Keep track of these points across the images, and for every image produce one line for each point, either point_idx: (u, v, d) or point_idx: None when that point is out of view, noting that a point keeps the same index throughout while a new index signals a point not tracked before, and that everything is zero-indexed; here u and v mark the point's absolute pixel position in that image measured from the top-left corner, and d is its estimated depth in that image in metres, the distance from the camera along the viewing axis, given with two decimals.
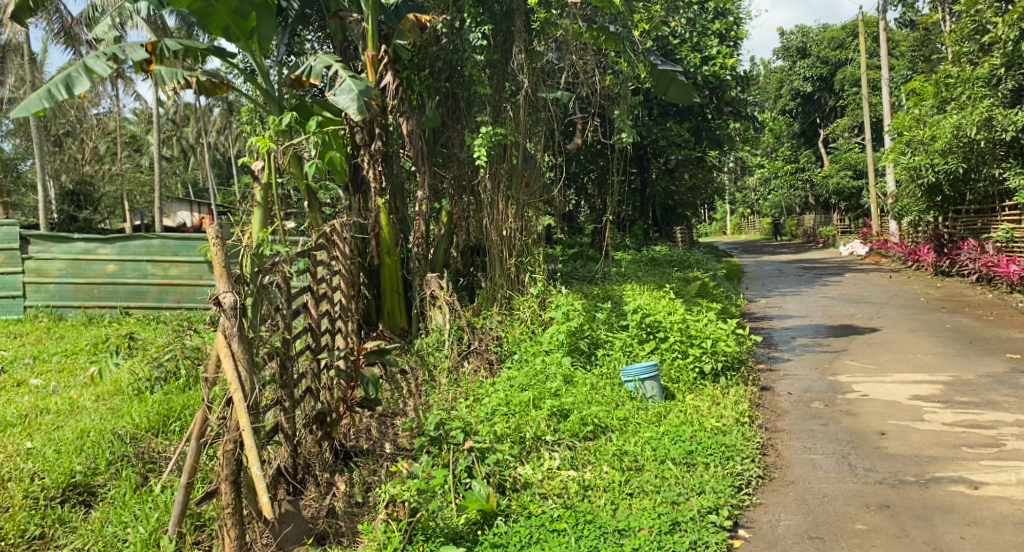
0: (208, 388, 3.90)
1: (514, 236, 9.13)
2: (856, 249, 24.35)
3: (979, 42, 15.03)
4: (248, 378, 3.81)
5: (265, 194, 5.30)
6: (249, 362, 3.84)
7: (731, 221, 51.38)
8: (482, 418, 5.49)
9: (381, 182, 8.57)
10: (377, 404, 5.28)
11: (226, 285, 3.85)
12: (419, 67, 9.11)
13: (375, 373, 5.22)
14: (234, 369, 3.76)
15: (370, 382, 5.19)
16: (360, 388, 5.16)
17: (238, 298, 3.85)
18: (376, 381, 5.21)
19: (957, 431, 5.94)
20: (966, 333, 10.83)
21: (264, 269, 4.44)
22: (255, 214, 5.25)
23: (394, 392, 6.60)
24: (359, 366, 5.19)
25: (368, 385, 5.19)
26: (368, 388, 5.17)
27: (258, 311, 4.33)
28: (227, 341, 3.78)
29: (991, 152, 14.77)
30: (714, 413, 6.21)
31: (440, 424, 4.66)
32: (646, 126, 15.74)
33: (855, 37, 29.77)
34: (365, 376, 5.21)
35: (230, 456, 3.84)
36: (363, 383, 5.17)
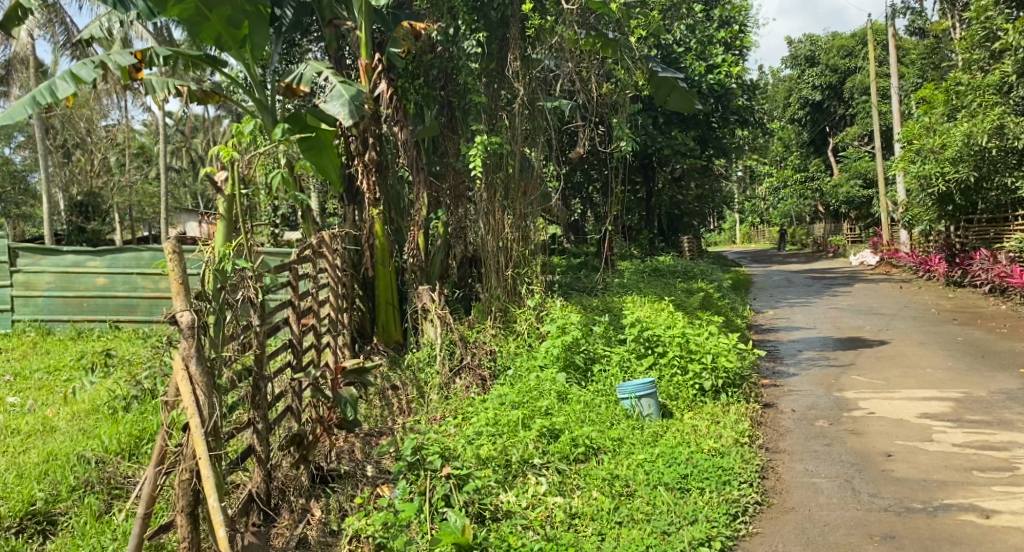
0: (166, 412, 3.73)
1: (512, 247, 8.90)
2: (866, 259, 24.04)
3: (990, 49, 14.77)
4: (206, 402, 3.63)
5: (228, 206, 4.98)
6: (209, 386, 3.68)
7: (740, 230, 51.07)
8: (467, 439, 5.27)
9: (375, 193, 8.46)
10: (356, 426, 5.07)
11: (184, 303, 3.68)
12: (413, 76, 8.85)
13: (354, 393, 5.01)
14: (192, 393, 3.60)
15: (348, 402, 4.98)
16: (338, 410, 4.95)
17: (197, 317, 3.69)
18: (355, 401, 4.99)
19: (968, 453, 5.67)
20: (978, 346, 10.55)
21: (230, 285, 4.24)
22: (219, 226, 4.92)
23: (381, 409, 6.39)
24: (337, 386, 5.01)
25: (347, 406, 4.98)
26: (347, 410, 4.95)
27: (220, 330, 4.10)
28: (184, 363, 3.61)
29: (1003, 161, 14.49)
30: (712, 433, 5.96)
31: (417, 449, 4.57)
32: (651, 135, 15.51)
33: (865, 46, 29.54)
34: (343, 395, 5.01)
35: (187, 486, 3.67)
36: (341, 404, 4.97)
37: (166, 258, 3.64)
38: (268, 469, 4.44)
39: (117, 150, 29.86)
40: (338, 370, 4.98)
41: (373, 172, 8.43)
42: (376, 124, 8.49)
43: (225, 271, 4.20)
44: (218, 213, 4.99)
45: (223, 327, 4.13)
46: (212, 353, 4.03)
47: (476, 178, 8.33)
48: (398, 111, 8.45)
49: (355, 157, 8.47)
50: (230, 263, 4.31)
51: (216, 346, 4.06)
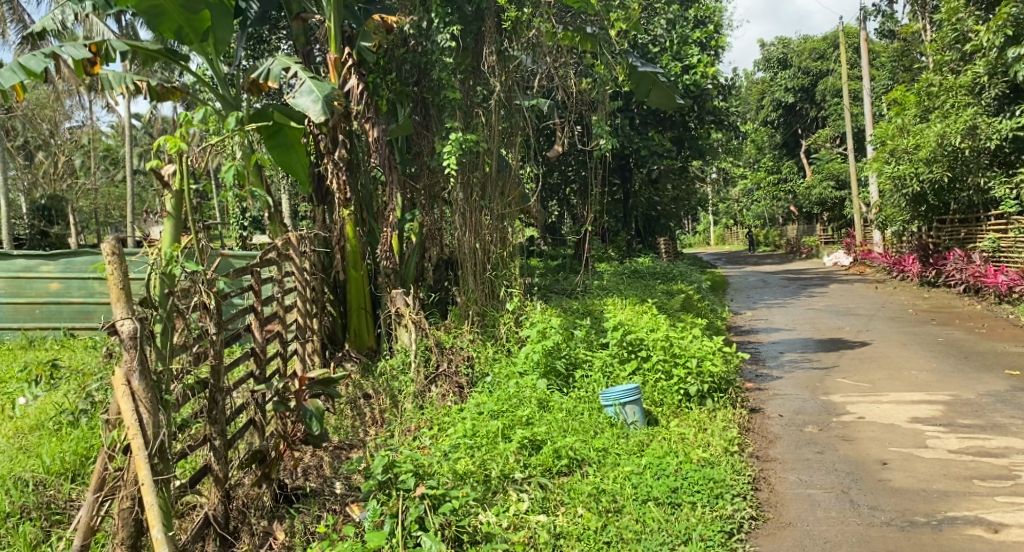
0: (106, 433, 3.59)
1: (489, 248, 8.58)
2: (840, 259, 24.02)
3: (961, 50, 14.71)
4: (151, 421, 3.51)
5: (176, 203, 4.54)
6: (153, 404, 3.53)
7: (714, 231, 51.18)
8: (443, 452, 4.95)
9: (346, 192, 8.11)
10: (324, 440, 4.64)
11: (125, 310, 3.48)
12: (385, 71, 8.57)
13: (321, 405, 4.56)
14: (134, 411, 3.45)
15: (314, 414, 4.52)
16: (302, 423, 4.50)
17: (139, 325, 3.49)
18: (322, 414, 4.54)
19: (965, 460, 5.45)
20: (959, 347, 10.40)
21: (180, 291, 3.92)
22: (164, 227, 4.53)
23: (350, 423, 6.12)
24: (303, 397, 4.58)
25: (313, 419, 4.53)
26: (311, 423, 4.51)
27: (168, 341, 3.76)
28: (125, 378, 3.47)
29: (975, 161, 14.36)
30: (700, 442, 5.67)
31: (389, 466, 4.23)
32: (628, 136, 15.27)
33: (837, 48, 29.58)
34: (309, 407, 4.56)
35: (128, 515, 3.58)
36: (306, 417, 4.51)
37: (105, 263, 3.42)
38: (226, 489, 4.11)
39: (82, 152, 29.11)
40: (303, 380, 4.55)
41: (344, 170, 8.09)
42: (347, 121, 8.12)
43: (174, 275, 3.87)
44: (166, 210, 4.56)
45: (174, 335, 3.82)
46: (159, 366, 3.72)
47: (451, 177, 8.03)
48: (371, 107, 8.13)
49: (325, 155, 8.11)
50: (177, 265, 3.88)
51: (164, 358, 3.76)
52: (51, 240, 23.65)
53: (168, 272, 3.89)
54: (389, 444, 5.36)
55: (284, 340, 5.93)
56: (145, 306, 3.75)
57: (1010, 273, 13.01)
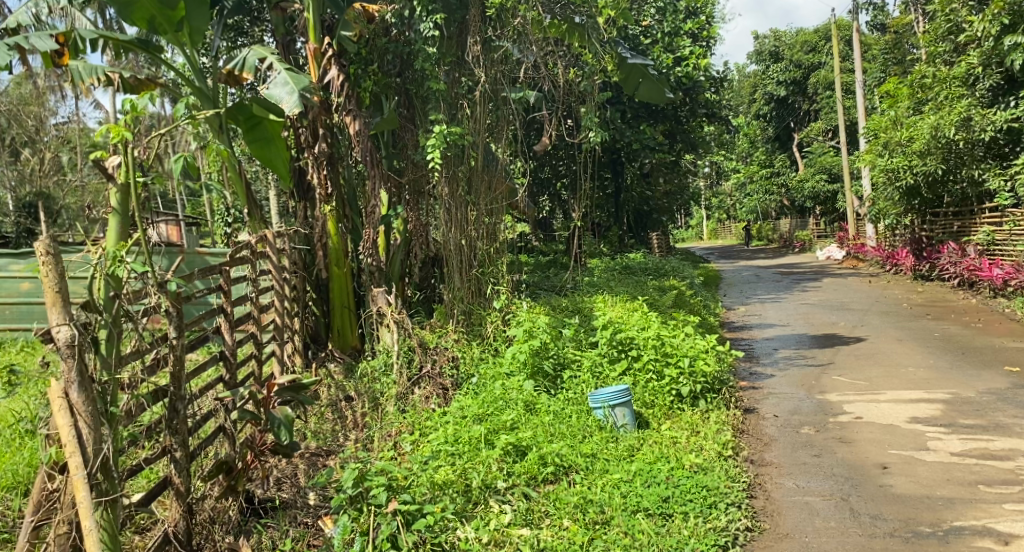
0: (45, 449, 3.40)
1: (476, 244, 8.30)
2: (833, 253, 23.83)
3: (954, 41, 14.55)
4: (92, 436, 3.31)
5: (123, 199, 4.14)
6: (94, 418, 3.33)
7: (707, 226, 51.05)
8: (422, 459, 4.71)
9: (326, 187, 7.89)
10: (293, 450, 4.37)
11: (60, 314, 3.25)
12: (367, 61, 8.21)
13: (289, 413, 4.34)
14: (72, 426, 3.26)
15: (283, 422, 4.30)
16: (270, 432, 4.28)
17: (77, 331, 3.28)
18: (290, 422, 4.32)
19: (969, 463, 5.22)
20: (956, 342, 10.20)
21: (127, 292, 3.61)
22: (109, 224, 4.12)
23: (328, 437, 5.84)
24: (270, 404, 4.39)
25: (281, 427, 4.32)
26: (280, 431, 4.28)
27: (114, 347, 3.51)
28: (63, 391, 3.27)
29: (970, 153, 14.17)
30: (693, 446, 5.43)
31: (360, 479, 3.99)
32: (619, 129, 15.03)
33: (829, 41, 29.41)
34: (277, 415, 4.34)
35: (66, 540, 3.39)
36: (274, 426, 4.29)
37: (39, 263, 3.16)
38: (188, 504, 3.85)
39: (69, 148, 28.83)
40: (271, 386, 4.36)
41: (324, 165, 7.89)
42: (327, 113, 7.88)
43: (119, 277, 3.52)
44: (111, 206, 4.14)
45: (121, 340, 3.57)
46: (104, 376, 3.46)
47: (435, 172, 7.73)
48: (353, 100, 7.85)
49: (305, 149, 7.93)
50: (122, 266, 3.51)
51: (110, 367, 3.50)
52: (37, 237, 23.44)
53: (115, 274, 3.53)
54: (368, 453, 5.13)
55: (259, 341, 5.67)
56: (89, 310, 3.45)
57: (1005, 266, 12.81)
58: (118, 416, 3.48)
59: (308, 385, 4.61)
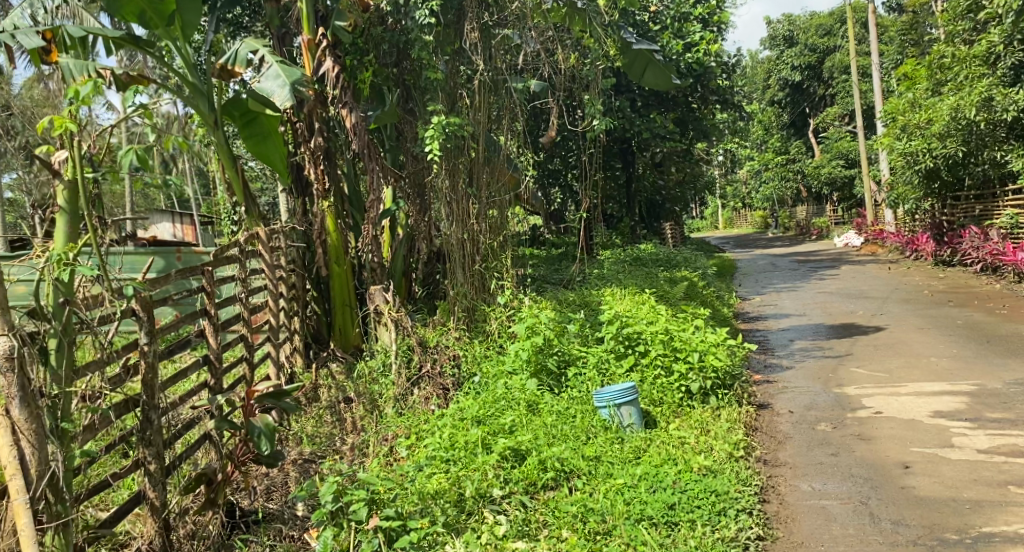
0: None
1: (480, 237, 8.07)
2: (851, 240, 23.41)
3: (974, 20, 14.14)
4: (35, 456, 3.21)
5: (70, 197, 3.96)
6: (39, 435, 3.23)
7: (722, 215, 50.59)
8: (414, 468, 4.50)
9: (324, 183, 7.64)
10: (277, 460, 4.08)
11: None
12: (362, 52, 7.91)
13: (270, 421, 4.04)
14: (14, 445, 3.17)
15: (263, 432, 3.98)
16: (249, 442, 3.97)
17: (19, 342, 3.18)
18: (271, 432, 4.01)
19: (998, 461, 4.93)
20: (979, 330, 9.83)
21: (81, 299, 3.52)
22: (57, 226, 3.95)
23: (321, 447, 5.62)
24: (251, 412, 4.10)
25: (262, 437, 4.01)
26: (260, 442, 3.98)
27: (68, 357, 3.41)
28: (3, 408, 3.17)
29: (991, 134, 13.76)
30: (702, 447, 5.18)
31: (340, 493, 3.87)
32: (628, 118, 14.71)
33: (843, 24, 28.87)
34: (257, 424, 4.05)
35: None
36: (253, 436, 3.97)
37: None
38: (166, 520, 3.64)
39: None
40: (251, 393, 4.08)
41: (321, 159, 7.64)
42: (322, 105, 7.61)
43: (67, 282, 3.44)
44: (58, 205, 3.98)
45: (73, 351, 3.48)
46: (55, 390, 3.37)
47: (433, 165, 7.48)
48: (349, 91, 7.50)
49: (301, 143, 7.71)
50: (68, 269, 3.45)
51: (60, 380, 3.40)
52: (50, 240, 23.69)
53: (69, 282, 3.48)
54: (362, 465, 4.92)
55: (250, 344, 5.47)
56: (38, 319, 3.35)
57: None
58: (70, 431, 3.37)
59: (291, 391, 4.33)
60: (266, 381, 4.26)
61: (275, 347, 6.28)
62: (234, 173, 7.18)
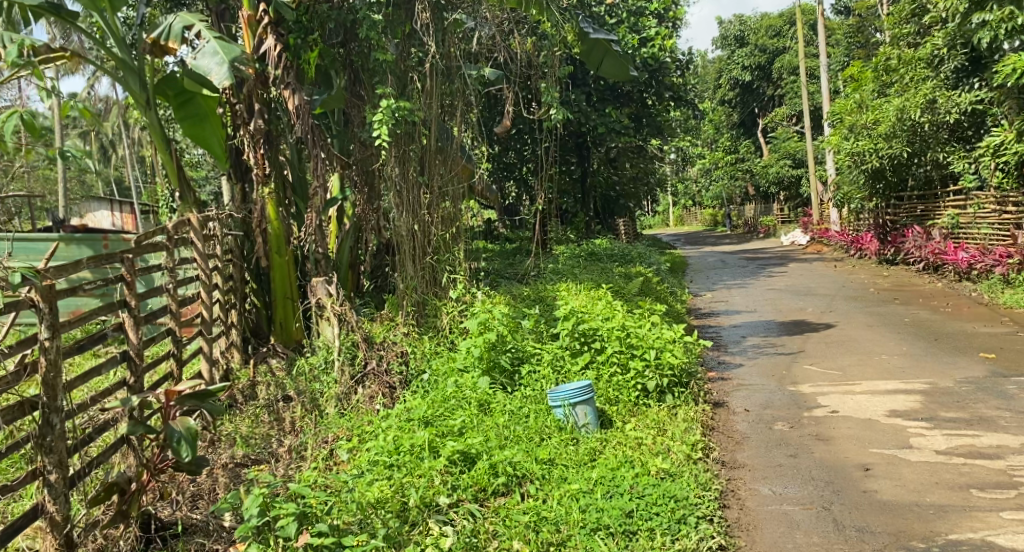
0: None
1: (430, 228, 7.76)
2: (798, 239, 23.67)
3: (919, 23, 14.29)
4: None
5: None
6: None
7: (672, 213, 50.95)
8: (354, 478, 4.19)
9: (264, 168, 7.23)
10: (202, 466, 3.73)
11: None
12: (307, 30, 7.48)
13: (192, 425, 3.61)
14: None
15: (183, 437, 3.55)
16: (168, 448, 3.54)
17: None
18: (193, 436, 3.58)
19: (956, 463, 4.80)
20: (927, 328, 9.84)
21: None
22: None
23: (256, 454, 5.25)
24: (170, 416, 3.73)
25: (182, 442, 3.58)
26: (180, 447, 3.54)
27: None
28: None
29: (934, 136, 13.90)
30: (660, 448, 4.97)
31: (267, 506, 3.56)
32: (583, 111, 14.54)
33: (792, 25, 29.21)
34: (177, 428, 3.61)
35: None
36: (173, 441, 3.54)
37: None
38: (69, 536, 3.31)
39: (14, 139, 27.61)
40: (171, 395, 3.72)
41: (261, 143, 7.24)
42: (264, 87, 7.26)
43: None
44: None
45: None
46: None
47: (381, 151, 7.12)
48: (292, 71, 7.06)
49: (241, 126, 7.28)
50: None
51: None
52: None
53: None
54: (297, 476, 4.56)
55: (179, 338, 5.22)
56: None
57: (971, 249, 12.55)
58: None
59: (220, 390, 3.98)
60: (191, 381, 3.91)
61: (208, 341, 5.92)
62: (167, 156, 6.86)
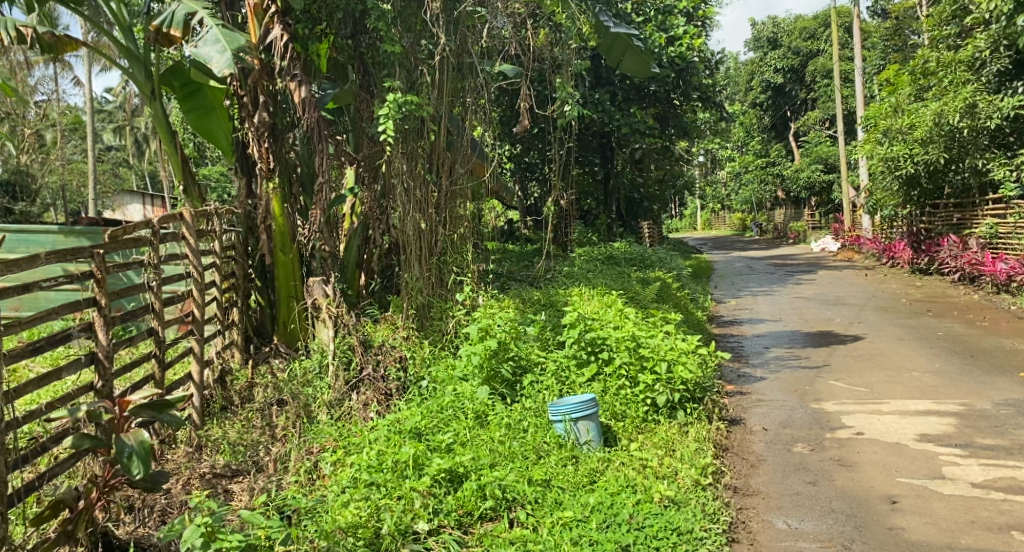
0: None
1: (437, 230, 7.43)
2: (828, 246, 23.07)
3: (960, 24, 13.73)
4: None
5: None
6: None
7: (700, 216, 50.30)
8: (326, 507, 4.03)
9: (269, 162, 6.88)
10: (153, 484, 3.69)
11: None
12: (314, 21, 7.05)
13: (144, 439, 3.67)
14: None
15: (136, 451, 3.62)
16: (120, 463, 3.59)
17: None
18: (146, 450, 3.65)
19: (995, 499, 4.39)
20: (961, 343, 9.35)
21: None
22: None
23: (241, 465, 4.99)
24: (124, 428, 3.78)
25: (134, 457, 3.63)
26: (132, 463, 3.60)
27: None
28: None
29: (973, 142, 13.19)
30: (666, 471, 4.62)
31: (211, 538, 3.52)
32: (607, 111, 14.17)
33: (827, 28, 28.55)
34: (130, 442, 3.67)
35: None
36: (125, 456, 3.60)
37: None
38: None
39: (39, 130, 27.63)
40: (126, 406, 3.78)
41: (266, 137, 6.85)
42: (270, 78, 6.84)
43: None
44: None
45: None
46: None
47: (388, 148, 6.78)
48: (299, 63, 6.75)
49: (245, 119, 6.90)
50: None
51: None
52: (14, 216, 23.02)
53: None
54: (274, 498, 4.29)
55: (160, 339, 5.00)
56: None
57: (1009, 260, 11.97)
58: None
59: (175, 403, 4.00)
60: (146, 392, 3.95)
61: (199, 341, 5.64)
62: (172, 147, 6.65)
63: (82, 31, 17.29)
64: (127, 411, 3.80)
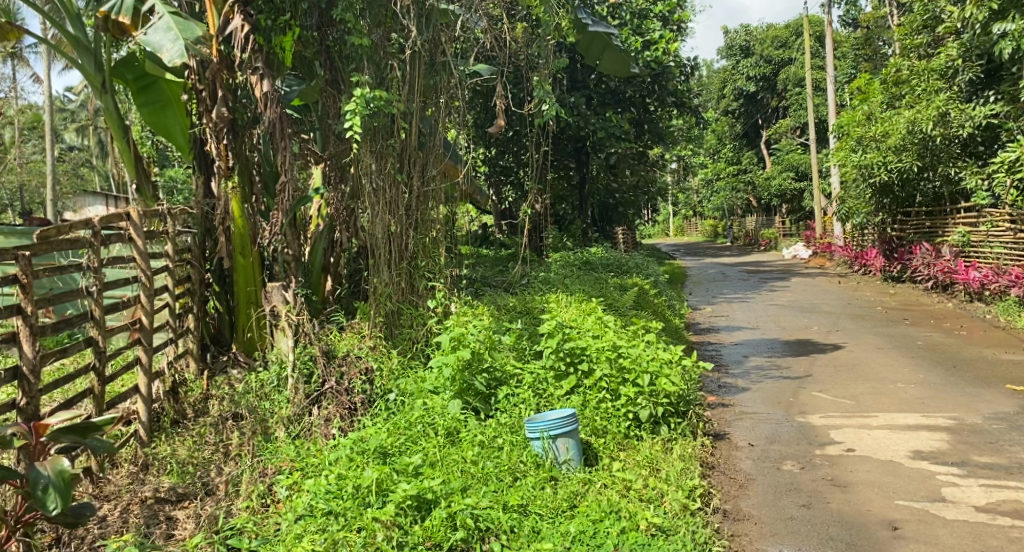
0: None
1: (407, 234, 7.02)
2: (800, 252, 22.98)
3: (933, 33, 13.57)
4: None
5: None
6: None
7: (673, 223, 50.26)
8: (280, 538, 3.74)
9: (228, 160, 6.40)
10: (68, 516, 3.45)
11: None
12: (278, 11, 6.54)
13: (62, 468, 3.48)
14: None
15: (52, 483, 3.42)
16: (34, 497, 3.39)
17: None
18: (63, 482, 3.44)
19: (1003, 525, 4.11)
20: (943, 353, 9.12)
21: None
22: None
23: (187, 486, 4.57)
24: (41, 454, 3.58)
25: (50, 490, 3.43)
26: (48, 497, 3.40)
27: None
28: None
29: (946, 150, 13.13)
30: (651, 493, 4.30)
31: None
32: (582, 115, 13.83)
33: (799, 37, 28.69)
34: (46, 471, 3.47)
35: None
36: (39, 488, 3.40)
37: None
38: None
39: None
40: (43, 431, 3.60)
41: (224, 133, 6.34)
42: (229, 71, 6.38)
43: None
44: None
45: None
46: None
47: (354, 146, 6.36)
48: (261, 55, 6.19)
49: (203, 113, 6.42)
50: None
51: None
52: None
53: None
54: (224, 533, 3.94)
55: (100, 349, 4.59)
56: None
57: (983, 268, 11.81)
58: None
59: (99, 428, 3.81)
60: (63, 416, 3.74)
61: (147, 352, 5.19)
62: (124, 145, 6.18)
63: (42, 28, 16.69)
64: (43, 438, 3.62)
